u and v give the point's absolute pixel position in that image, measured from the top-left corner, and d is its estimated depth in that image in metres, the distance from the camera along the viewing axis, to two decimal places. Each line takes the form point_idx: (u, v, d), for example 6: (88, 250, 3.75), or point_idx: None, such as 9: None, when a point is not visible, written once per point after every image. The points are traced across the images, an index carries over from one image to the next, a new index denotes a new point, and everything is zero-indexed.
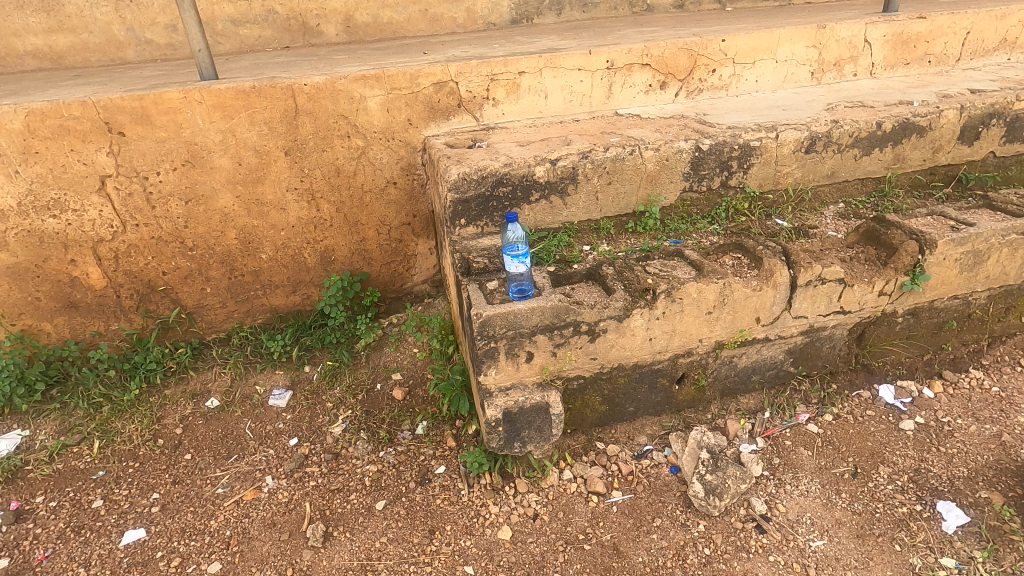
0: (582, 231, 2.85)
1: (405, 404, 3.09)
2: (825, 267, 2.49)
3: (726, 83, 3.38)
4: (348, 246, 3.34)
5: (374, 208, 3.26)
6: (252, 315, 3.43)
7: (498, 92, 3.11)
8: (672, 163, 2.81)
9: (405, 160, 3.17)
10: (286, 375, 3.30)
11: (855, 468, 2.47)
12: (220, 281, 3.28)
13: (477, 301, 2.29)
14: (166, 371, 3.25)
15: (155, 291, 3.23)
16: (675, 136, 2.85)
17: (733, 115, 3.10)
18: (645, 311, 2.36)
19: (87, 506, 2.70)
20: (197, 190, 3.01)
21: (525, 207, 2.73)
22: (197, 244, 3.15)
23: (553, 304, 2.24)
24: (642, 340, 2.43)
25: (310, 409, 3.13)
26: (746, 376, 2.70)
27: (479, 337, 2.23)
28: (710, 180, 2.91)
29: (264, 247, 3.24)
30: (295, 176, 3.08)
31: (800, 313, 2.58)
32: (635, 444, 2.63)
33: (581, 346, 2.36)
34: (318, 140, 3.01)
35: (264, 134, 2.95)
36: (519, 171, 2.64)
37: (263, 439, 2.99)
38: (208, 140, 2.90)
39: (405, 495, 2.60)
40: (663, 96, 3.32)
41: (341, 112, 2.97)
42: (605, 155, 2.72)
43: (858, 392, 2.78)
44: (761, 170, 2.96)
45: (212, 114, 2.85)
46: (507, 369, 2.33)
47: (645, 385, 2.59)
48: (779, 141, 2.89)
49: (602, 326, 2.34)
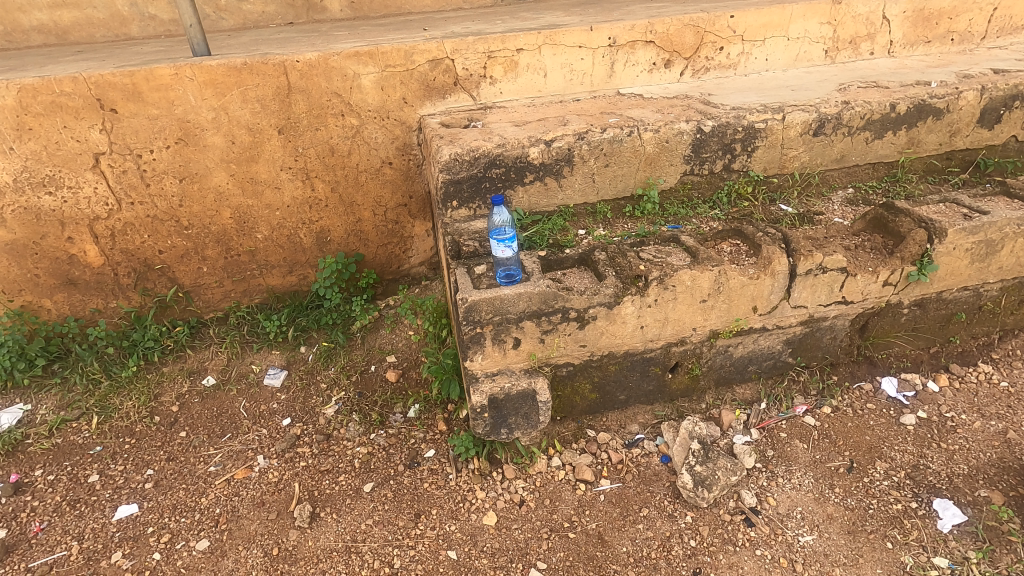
0: (579, 215, 2.78)
1: (398, 387, 3.08)
2: (827, 255, 2.38)
3: (735, 62, 3.24)
4: (343, 227, 3.31)
5: (369, 188, 3.22)
6: (249, 295, 3.43)
7: (495, 70, 3.02)
8: (672, 145, 2.73)
9: (401, 140, 3.11)
10: (282, 355, 3.31)
11: (851, 462, 2.40)
12: (216, 261, 3.28)
13: (463, 285, 2.23)
14: (164, 349, 3.28)
15: (152, 269, 3.24)
16: (677, 117, 2.76)
17: (739, 96, 2.98)
18: (636, 298, 2.27)
19: (82, 481, 2.74)
20: (190, 168, 2.98)
21: (519, 188, 2.67)
22: (193, 223, 3.14)
23: (541, 290, 2.18)
24: (633, 328, 2.35)
25: (304, 390, 3.14)
26: (742, 366, 2.62)
27: (464, 322, 2.17)
28: (712, 163, 2.82)
29: (259, 227, 3.22)
30: (289, 154, 3.04)
31: (799, 303, 2.47)
32: (626, 433, 2.60)
33: (570, 333, 2.29)
34: (311, 118, 2.97)
35: (257, 112, 2.90)
36: (513, 152, 2.58)
37: (256, 418, 3.01)
38: (200, 117, 2.87)
39: (393, 477, 2.60)
40: (668, 75, 3.20)
41: (334, 90, 2.91)
42: (602, 136, 2.64)
43: (859, 384, 2.71)
44: (766, 154, 2.85)
45: (204, 91, 2.81)
46: (494, 354, 2.27)
47: (636, 374, 2.50)
48: (785, 123, 2.78)
49: (591, 313, 2.26)
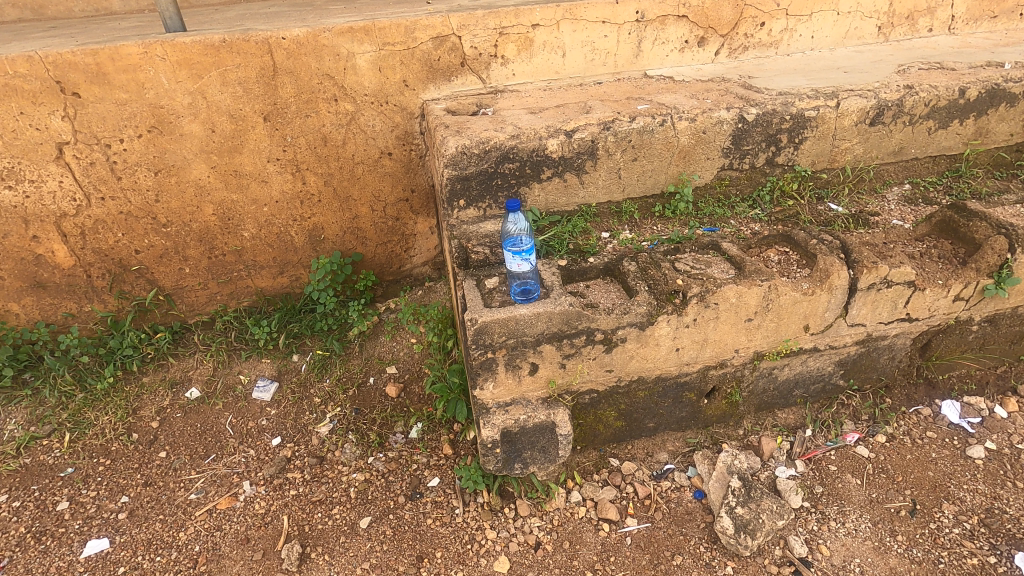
0: (601, 214, 2.46)
1: (399, 403, 2.80)
2: (892, 267, 2.05)
3: (777, 40, 2.87)
4: (339, 224, 3.00)
5: (366, 181, 2.89)
6: (236, 297, 3.14)
7: (507, 48, 2.66)
8: (709, 136, 2.39)
9: (402, 128, 2.77)
10: (273, 364, 3.03)
11: (912, 503, 2.12)
12: (199, 261, 2.98)
13: (472, 302, 1.92)
14: (144, 357, 3.00)
15: (129, 271, 2.94)
16: (715, 104, 2.41)
17: (784, 78, 2.62)
18: (672, 318, 1.95)
19: (50, 508, 2.48)
20: (166, 160, 2.66)
21: (535, 185, 2.35)
22: (171, 220, 2.83)
23: (562, 309, 1.87)
24: (668, 351, 2.04)
25: (296, 405, 2.86)
26: (787, 390, 2.31)
27: (473, 347, 1.87)
28: (754, 157, 2.48)
29: (245, 224, 2.91)
30: (277, 144, 2.71)
31: (857, 321, 2.15)
32: (654, 463, 2.33)
33: (594, 357, 1.98)
34: (300, 104, 2.63)
35: (239, 96, 2.57)
36: (528, 144, 2.26)
37: (244, 437, 2.74)
38: (175, 102, 2.54)
39: (392, 511, 2.33)
40: (701, 54, 2.84)
41: (326, 71, 2.57)
42: (631, 126, 2.30)
43: (916, 409, 2.41)
44: (815, 146, 2.51)
45: (178, 72, 2.47)
46: (507, 382, 1.97)
47: (668, 400, 2.20)
48: (840, 110, 2.43)
49: (620, 335, 1.95)
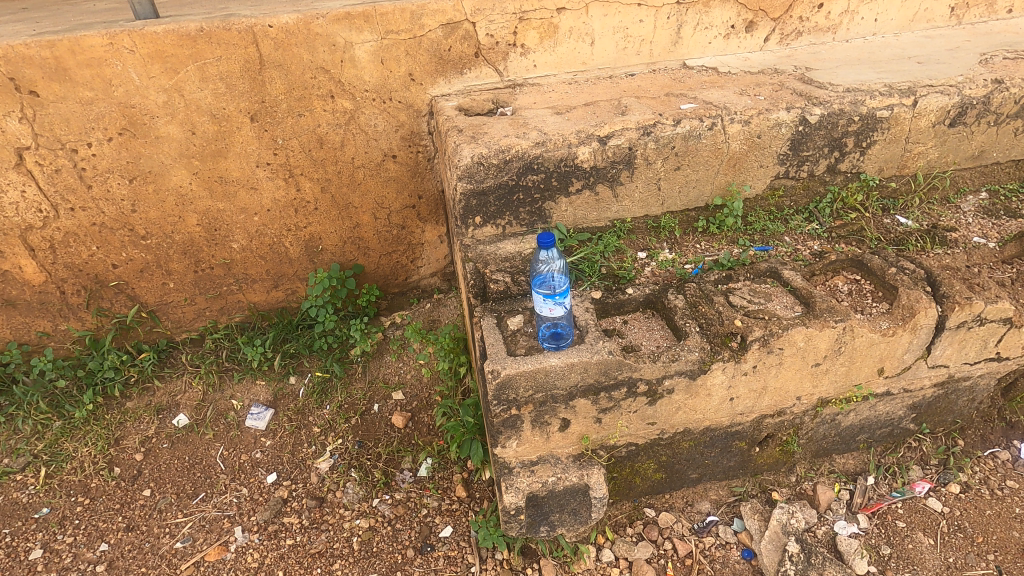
0: (637, 230, 2.15)
1: (406, 435, 2.54)
2: (988, 303, 1.74)
3: (835, 23, 2.50)
4: (338, 233, 2.70)
5: (368, 187, 2.58)
6: (227, 312, 2.86)
7: (528, 35, 2.31)
8: (764, 141, 2.06)
9: (407, 128, 2.45)
10: (268, 388, 2.76)
11: (996, 571, 1.84)
12: (184, 275, 2.70)
13: (493, 348, 1.63)
14: (127, 380, 2.74)
15: (107, 287, 2.65)
16: (772, 102, 2.08)
17: (849, 70, 2.26)
18: (729, 366, 1.66)
19: (23, 558, 2.25)
20: (142, 165, 2.35)
21: (562, 199, 2.04)
22: (151, 231, 2.53)
23: (601, 359, 1.58)
24: (720, 401, 1.74)
25: (294, 435, 2.61)
26: (850, 436, 2.02)
27: (494, 403, 1.59)
28: (814, 164, 2.15)
29: (234, 235, 2.61)
30: (266, 147, 2.40)
31: (939, 362, 1.85)
32: (694, 514, 2.05)
33: (635, 410, 1.70)
34: (292, 101, 2.31)
35: (221, 93, 2.24)
36: (556, 152, 1.94)
37: (236, 473, 2.49)
38: (148, 101, 2.21)
39: (400, 568, 2.09)
40: (749, 41, 2.48)
41: (320, 64, 2.24)
42: (675, 130, 1.97)
43: (993, 452, 2.12)
44: (884, 150, 2.17)
45: (149, 66, 2.15)
46: (533, 439, 1.69)
47: (716, 450, 1.92)
48: (916, 110, 2.09)
49: (666, 385, 1.66)
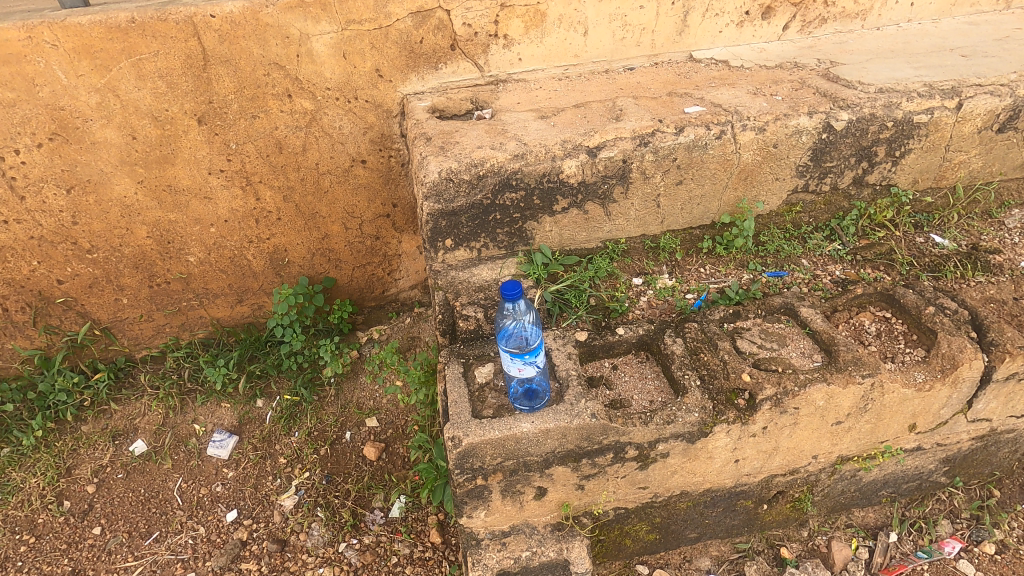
0: (632, 251, 1.87)
1: (379, 469, 2.33)
2: None
3: (865, 8, 2.18)
4: (305, 245, 2.45)
5: (336, 195, 2.32)
6: (189, 329, 2.64)
7: (511, 24, 2.01)
8: (781, 151, 1.77)
9: (377, 130, 2.17)
10: (234, 412, 2.53)
11: None
12: (138, 291, 2.46)
13: (456, 407, 1.39)
14: (81, 403, 2.53)
15: (54, 303, 2.43)
16: (792, 105, 1.78)
17: (881, 65, 1.95)
18: (735, 428, 1.41)
19: None
20: (80, 174, 2.10)
21: (545, 219, 1.76)
22: (97, 245, 2.29)
23: (581, 425, 1.34)
24: (723, 463, 1.50)
25: (258, 466, 2.39)
26: (873, 490, 1.77)
27: (456, 472, 1.36)
28: (838, 176, 1.86)
29: (189, 248, 2.37)
30: (218, 152, 2.13)
31: (980, 416, 1.59)
32: (693, 572, 1.77)
33: (624, 476, 1.46)
34: (243, 101, 2.04)
35: (162, 93, 1.98)
36: (537, 166, 1.66)
37: (193, 509, 2.30)
38: (79, 103, 1.95)
39: None
40: (766, 29, 2.16)
41: (274, 59, 1.97)
42: (677, 140, 1.69)
43: None
44: (920, 159, 1.87)
45: (77, 64, 1.88)
46: (505, 509, 1.46)
47: (717, 510, 1.68)
48: (960, 114, 1.79)
49: (660, 449, 1.42)
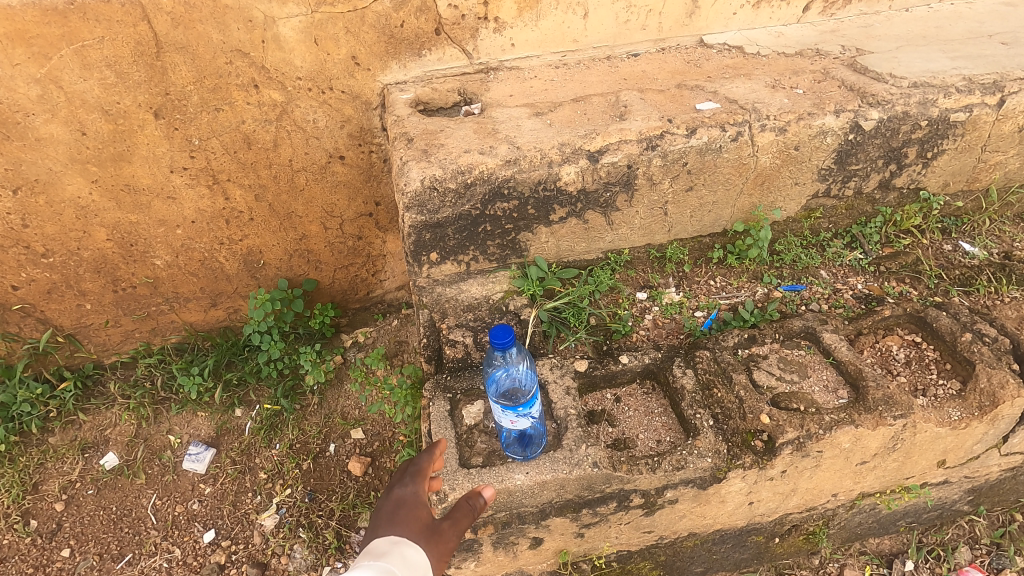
0: (636, 262, 1.71)
1: (365, 486, 2.20)
2: None
3: None
4: (281, 246, 2.26)
5: (313, 193, 2.13)
6: (161, 333, 2.47)
7: (502, 5, 1.80)
8: (803, 154, 1.60)
9: (355, 123, 1.97)
10: (211, 422, 2.36)
11: None
12: (102, 295, 2.28)
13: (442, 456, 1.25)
14: (47, 414, 2.37)
15: (10, 310, 2.25)
16: (816, 102, 1.59)
17: (913, 54, 1.76)
18: (752, 474, 1.28)
19: None
20: (26, 173, 1.90)
21: (541, 229, 1.59)
22: (52, 249, 2.10)
23: (582, 476, 1.21)
24: (736, 506, 1.37)
25: (236, 481, 2.25)
26: (891, 520, 1.65)
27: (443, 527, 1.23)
28: (863, 179, 1.69)
29: (155, 250, 2.18)
30: (180, 148, 1.93)
31: (1014, 450, 1.47)
32: None
33: (628, 522, 1.34)
34: (204, 92, 1.83)
35: (111, 84, 1.77)
36: (532, 173, 1.48)
37: (168, 529, 2.16)
38: (17, 95, 1.74)
39: None
40: (784, 11, 1.96)
41: (236, 46, 1.75)
42: (689, 143, 1.51)
43: None
44: (953, 161, 1.70)
45: (10, 51, 1.66)
46: (496, 559, 1.35)
47: (727, 546, 1.55)
48: (1001, 112, 1.62)
49: (668, 496, 1.30)
